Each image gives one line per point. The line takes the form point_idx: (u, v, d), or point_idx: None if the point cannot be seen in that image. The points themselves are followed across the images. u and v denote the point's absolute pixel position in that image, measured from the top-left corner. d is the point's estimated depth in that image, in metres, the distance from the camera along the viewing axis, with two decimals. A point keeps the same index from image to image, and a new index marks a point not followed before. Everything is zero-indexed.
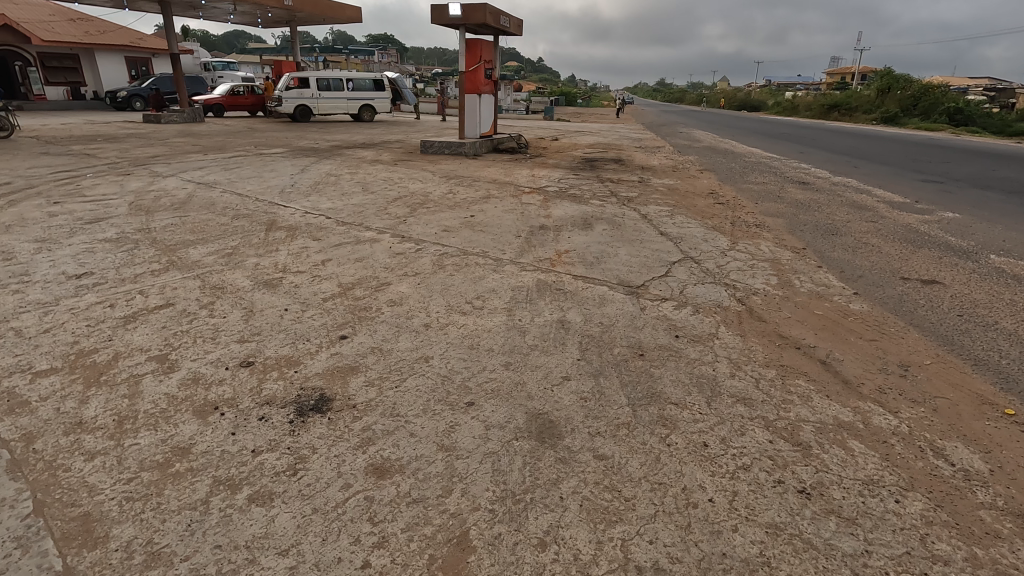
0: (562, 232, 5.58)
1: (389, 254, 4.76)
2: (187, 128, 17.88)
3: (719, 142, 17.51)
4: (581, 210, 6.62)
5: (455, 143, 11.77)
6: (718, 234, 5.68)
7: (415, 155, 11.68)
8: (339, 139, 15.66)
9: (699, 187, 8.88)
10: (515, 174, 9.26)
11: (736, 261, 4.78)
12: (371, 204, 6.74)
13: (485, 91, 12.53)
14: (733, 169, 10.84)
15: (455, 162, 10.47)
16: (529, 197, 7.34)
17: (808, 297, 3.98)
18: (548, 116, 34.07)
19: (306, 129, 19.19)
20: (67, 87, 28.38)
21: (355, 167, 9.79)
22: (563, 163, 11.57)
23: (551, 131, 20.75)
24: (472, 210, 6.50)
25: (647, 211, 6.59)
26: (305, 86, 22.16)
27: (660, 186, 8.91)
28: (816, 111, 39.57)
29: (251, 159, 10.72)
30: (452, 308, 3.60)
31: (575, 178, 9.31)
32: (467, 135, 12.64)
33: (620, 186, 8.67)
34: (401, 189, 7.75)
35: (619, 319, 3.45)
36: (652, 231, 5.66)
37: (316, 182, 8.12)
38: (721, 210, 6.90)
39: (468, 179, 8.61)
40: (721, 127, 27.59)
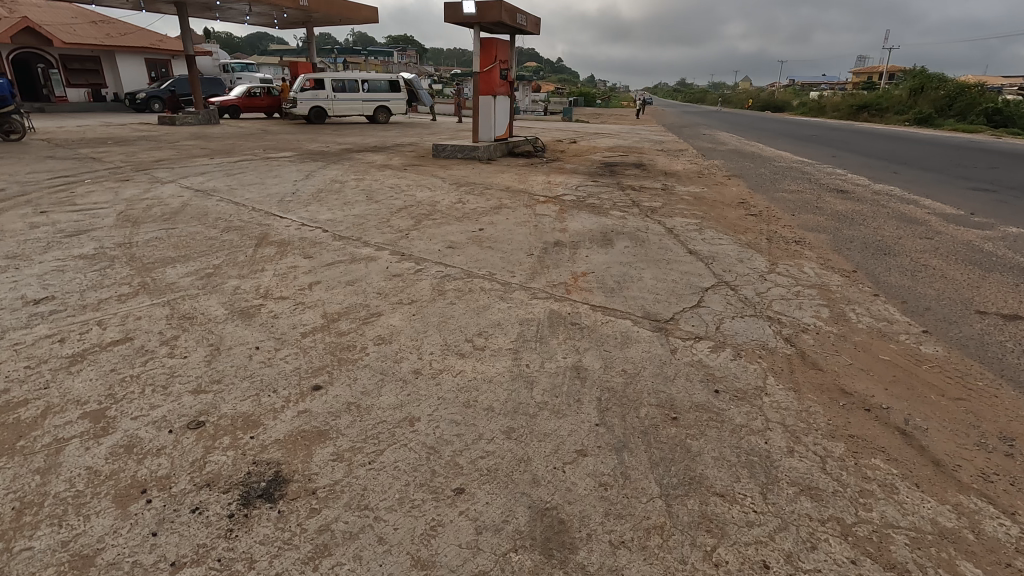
0: (579, 249, 5.04)
1: (384, 277, 4.27)
2: (200, 130, 17.72)
3: (746, 145, 16.75)
4: (600, 223, 6.08)
5: (468, 147, 11.29)
6: (754, 252, 5.09)
7: (427, 159, 11.22)
8: (351, 141, 15.30)
9: (728, 195, 8.26)
10: (529, 181, 8.75)
11: (778, 287, 4.19)
12: (373, 215, 6.28)
13: (500, 93, 12.03)
14: (763, 176, 10.18)
15: (467, 168, 9.99)
16: (543, 207, 6.81)
17: (869, 335, 3.39)
18: (566, 118, 33.45)
19: (320, 131, 18.90)
20: (88, 89, 28.68)
21: (363, 172, 9.36)
22: (581, 168, 11.02)
23: (569, 134, 20.17)
24: (482, 222, 6.00)
25: (673, 225, 6.01)
26: (320, 87, 21.90)
27: (685, 194, 8.32)
28: (844, 112, 38.33)
29: (257, 163, 10.38)
30: (448, 348, 3.09)
31: (594, 185, 8.76)
32: (481, 138, 12.15)
33: (642, 194, 8.10)
34: (408, 198, 7.29)
35: (646, 367, 2.89)
36: (680, 248, 5.09)
37: (318, 190, 7.70)
38: (754, 224, 6.30)
39: (480, 187, 8.12)
40: (746, 129, 26.72)
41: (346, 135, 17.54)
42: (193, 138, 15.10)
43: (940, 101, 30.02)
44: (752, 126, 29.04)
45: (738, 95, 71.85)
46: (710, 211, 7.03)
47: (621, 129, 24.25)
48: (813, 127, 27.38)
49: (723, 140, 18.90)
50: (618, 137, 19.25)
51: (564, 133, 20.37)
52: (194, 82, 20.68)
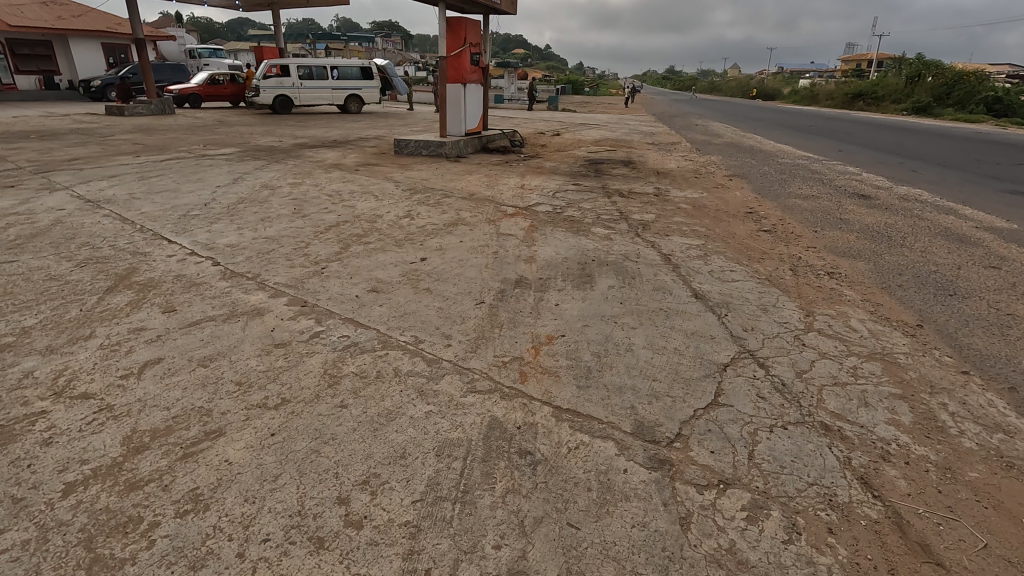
0: (547, 292, 3.77)
1: (259, 349, 2.96)
2: (147, 121, 16.15)
3: (743, 138, 15.49)
4: (578, 247, 4.81)
5: (434, 142, 9.93)
6: (779, 294, 3.85)
7: (387, 157, 9.85)
8: (310, 134, 13.84)
9: (731, 203, 7.02)
10: (499, 186, 7.45)
11: (825, 359, 2.95)
12: (292, 236, 4.96)
13: (472, 81, 10.69)
14: (769, 176, 8.96)
15: (430, 168, 8.65)
16: (510, 223, 5.54)
17: (987, 467, 2.16)
18: (552, 106, 31.98)
19: (282, 122, 17.40)
20: (39, 76, 26.85)
21: (305, 174, 8.01)
22: (562, 167, 9.73)
23: (553, 125, 18.81)
24: (428, 247, 4.70)
25: (669, 250, 4.75)
26: (285, 74, 20.28)
27: (681, 201, 7.06)
28: (838, 100, 37.22)
29: (186, 163, 8.95)
30: (301, 523, 1.81)
31: (575, 190, 7.48)
32: (450, 131, 10.78)
33: (630, 202, 6.83)
34: (345, 210, 5.96)
35: (638, 571, 1.64)
36: (681, 289, 3.83)
37: (239, 200, 6.34)
38: (770, 245, 5.08)
39: (439, 194, 6.81)
40: (739, 119, 25.50)
41: (309, 127, 16.05)
42: (133, 132, 13.59)
43: (939, 89, 28.96)
44: (745, 115, 27.78)
45: (729, 82, 70.58)
46: (713, 226, 5.78)
47: (609, 119, 22.93)
48: (809, 117, 26.21)
49: (718, 131, 17.64)
50: (605, 129, 17.93)
51: (548, 124, 19.01)
52: (146, 69, 18.99)
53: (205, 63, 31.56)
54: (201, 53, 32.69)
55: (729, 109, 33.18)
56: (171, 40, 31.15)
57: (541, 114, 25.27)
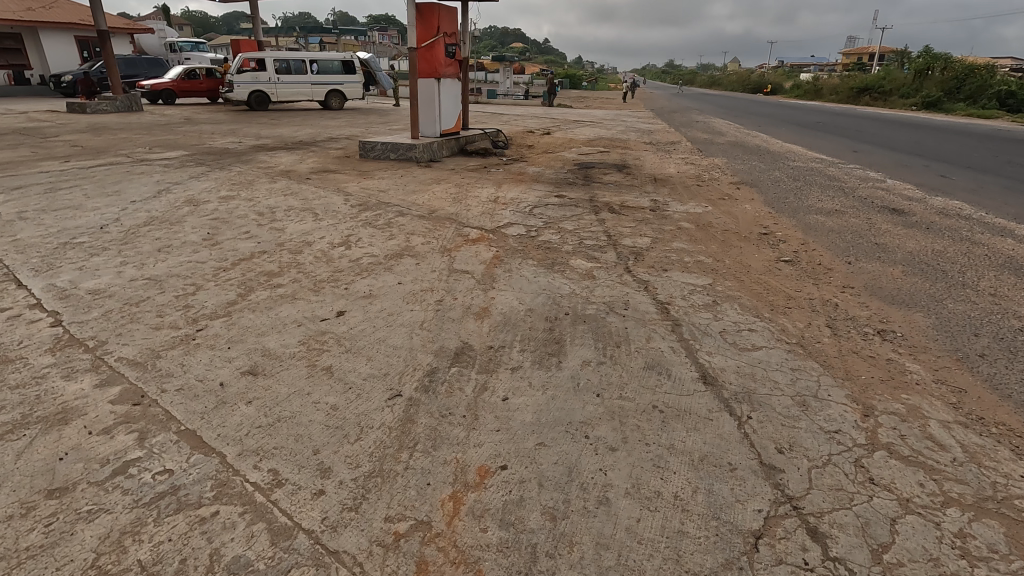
0: (496, 371, 2.70)
1: (13, 504, 1.86)
2: (107, 120, 15.04)
3: (748, 136, 14.38)
4: (549, 290, 3.72)
5: (403, 145, 8.83)
6: (819, 372, 2.78)
7: (349, 162, 8.73)
8: (277, 134, 12.72)
9: (740, 220, 5.95)
10: (469, 199, 6.36)
11: (912, 517, 1.87)
12: (183, 276, 3.88)
13: (448, 76, 9.59)
14: (780, 184, 7.89)
15: (394, 177, 7.56)
16: (469, 253, 4.46)
17: None
18: (546, 102, 30.75)
19: (254, 121, 16.26)
20: (9, 70, 25.69)
21: (245, 185, 6.91)
22: (547, 172, 8.66)
23: (544, 122, 17.68)
24: (354, 293, 3.62)
25: (668, 295, 3.68)
26: (260, 68, 19.09)
27: (681, 217, 5.98)
28: (843, 94, 36.02)
29: (115, 170, 7.84)
30: None
31: (557, 203, 6.39)
32: (424, 132, 9.64)
33: (620, 220, 5.74)
34: (270, 234, 4.86)
35: None
36: (683, 368, 2.76)
37: (146, 222, 5.23)
38: (795, 285, 4.01)
39: (393, 210, 5.72)
40: (742, 114, 24.34)
41: (280, 126, 14.90)
42: (81, 132, 12.42)
43: (948, 83, 27.78)
44: (747, 110, 26.62)
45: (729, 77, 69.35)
46: (721, 254, 4.70)
47: (604, 115, 21.80)
48: (815, 113, 25.09)
49: (720, 129, 16.52)
50: (599, 127, 16.80)
51: (538, 122, 17.87)
52: (110, 63, 17.78)
53: (185, 56, 30.25)
54: (182, 46, 31.46)
55: (730, 104, 32.00)
56: (150, 33, 29.85)
57: (534, 110, 24.09)
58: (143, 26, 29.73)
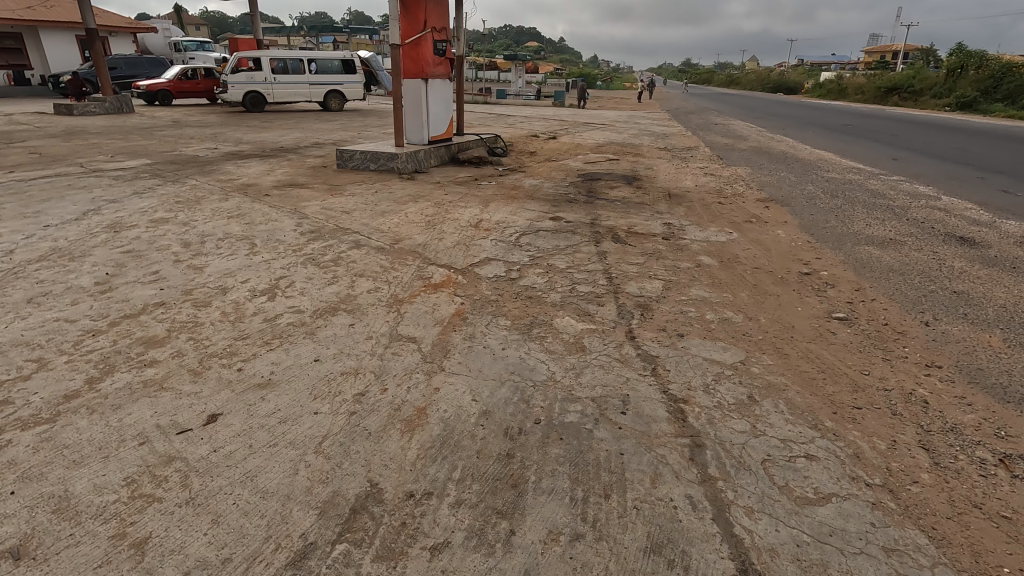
0: (406, 556, 1.68)
1: None
2: (90, 123, 14.27)
3: (772, 142, 13.19)
4: (518, 375, 2.69)
5: (384, 154, 7.84)
6: (931, 557, 1.72)
7: (323, 173, 7.77)
8: (261, 139, 11.82)
9: (775, 252, 4.86)
10: (445, 223, 5.35)
11: None
12: (33, 345, 2.91)
13: (437, 77, 8.59)
14: (816, 202, 6.76)
15: (367, 193, 6.58)
16: (424, 307, 3.44)
17: None
18: (557, 103, 29.62)
19: (245, 124, 15.44)
20: (9, 71, 25.25)
21: (191, 203, 5.96)
22: (546, 185, 7.63)
23: (552, 124, 16.63)
24: (247, 379, 2.62)
25: (683, 383, 2.64)
26: (256, 68, 18.28)
27: (701, 248, 4.90)
28: (869, 94, 34.39)
29: (56, 183, 6.95)
30: None
31: (551, 229, 5.36)
32: (411, 138, 8.66)
33: (625, 252, 4.69)
34: (183, 276, 3.90)
35: None
36: (709, 551, 1.71)
37: (45, 255, 4.30)
38: (859, 363, 2.95)
39: (349, 240, 4.73)
40: (763, 115, 23.02)
41: (269, 130, 14.06)
42: (52, 136, 11.61)
43: (985, 82, 26.14)
44: (769, 112, 25.28)
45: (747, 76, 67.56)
46: (753, 308, 3.64)
47: (617, 117, 20.71)
48: (841, 114, 23.70)
49: (741, 133, 15.33)
50: (610, 130, 15.70)
51: (545, 124, 16.83)
52: (99, 62, 17.07)
53: (189, 55, 29.65)
54: (186, 46, 30.87)
55: (751, 104, 30.61)
56: (153, 32, 29.30)
57: (543, 111, 23.03)
58: (146, 25, 29.19)
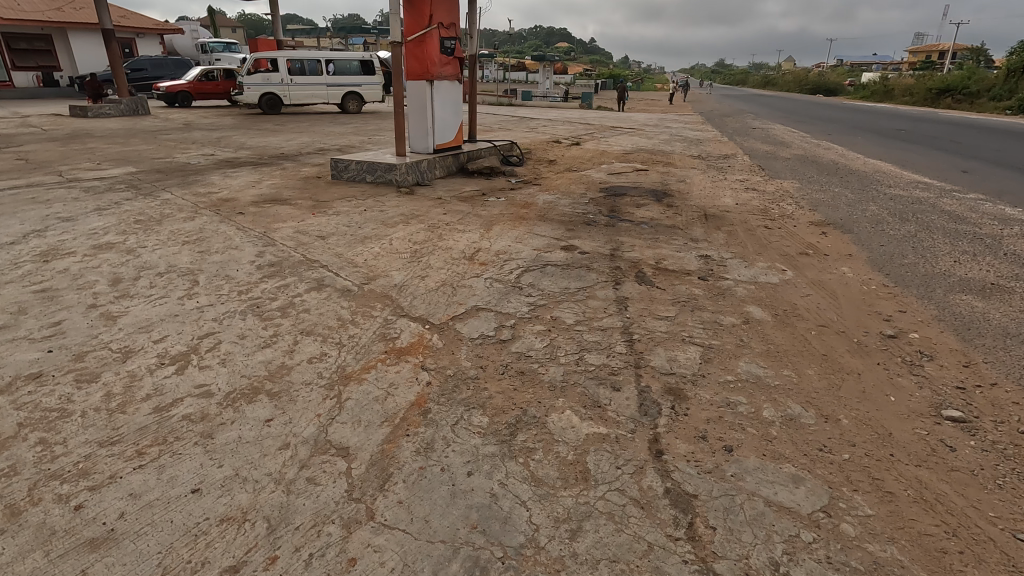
0: None
1: None
2: (98, 126, 13.90)
3: (818, 150, 11.98)
4: (482, 534, 1.77)
5: (382, 165, 7.02)
6: None
7: (314, 186, 6.99)
8: (265, 144, 11.18)
9: (844, 301, 3.83)
10: (434, 254, 4.47)
11: None
12: None
13: (445, 78, 7.72)
14: (883, 228, 5.66)
15: (355, 212, 5.75)
16: (375, 390, 2.55)
17: None
18: (585, 105, 28.51)
19: (256, 127, 14.89)
20: (39, 72, 25.48)
21: (150, 223, 5.22)
22: (562, 202, 6.69)
23: (576, 129, 15.65)
24: (81, 527, 1.78)
25: (737, 561, 1.69)
26: (272, 69, 17.78)
27: (747, 294, 3.91)
28: (919, 96, 32.28)
29: (20, 195, 6.32)
30: None
31: (562, 263, 4.43)
32: (415, 147, 7.84)
33: (652, 300, 3.73)
34: (90, 328, 3.11)
35: None
36: None
37: None
38: (1006, 515, 1.96)
39: (311, 278, 3.89)
40: (805, 119, 21.59)
41: (278, 134, 13.46)
42: (52, 140, 11.19)
43: None
44: (811, 115, 23.75)
45: (785, 77, 65.13)
46: (829, 397, 2.66)
47: (646, 121, 19.59)
48: (891, 118, 22.01)
49: (783, 139, 14.11)
50: (639, 136, 14.63)
51: (569, 128, 15.83)
52: (115, 63, 16.78)
53: (214, 56, 29.56)
54: (212, 46, 30.84)
55: (792, 106, 28.97)
56: (180, 33, 29.33)
57: (569, 113, 22.00)
58: (172, 26, 29.22)
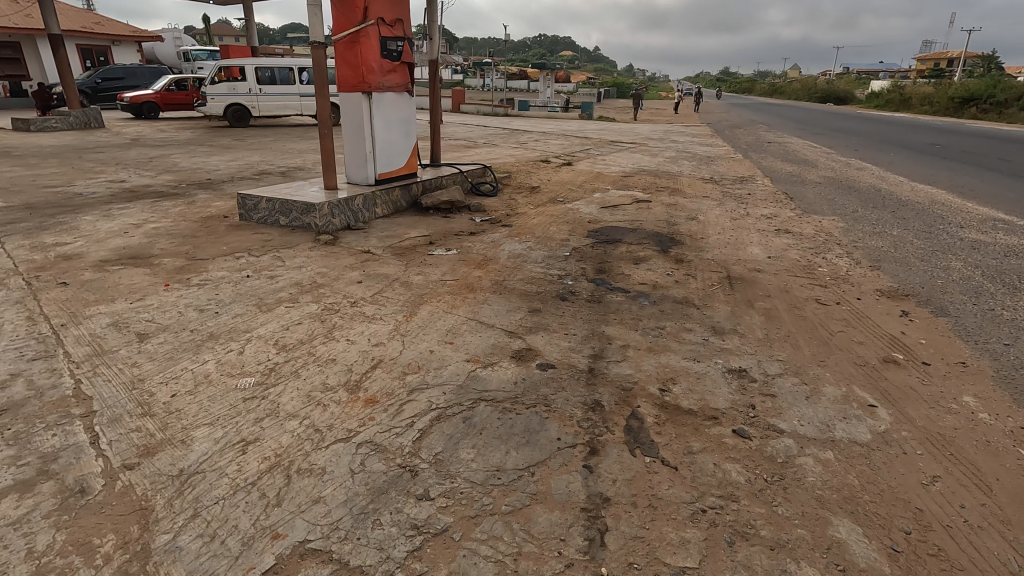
0: None
1: None
2: (32, 143, 12.35)
3: (850, 172, 10.27)
4: None
5: (298, 204, 5.33)
6: None
7: (210, 232, 5.32)
8: (200, 166, 9.54)
9: (1012, 503, 2.08)
10: (298, 380, 2.74)
11: None
12: None
13: (390, 89, 6.01)
14: (990, 305, 3.92)
15: (231, 280, 4.06)
16: None
17: None
18: (586, 116, 26.81)
19: (213, 143, 13.33)
20: (7, 82, 24.07)
21: None
22: (533, 255, 4.98)
23: (572, 144, 14.00)
24: None
25: None
26: (239, 78, 16.24)
27: (828, 482, 2.16)
28: (940, 104, 30.41)
29: None
30: None
31: (506, 394, 2.70)
32: (351, 178, 6.19)
33: (653, 510, 1.98)
34: None
35: None
36: None
37: None
38: None
39: (37, 452, 2.16)
40: (823, 131, 19.86)
41: (230, 151, 11.86)
42: None
43: None
44: (830, 126, 22.02)
45: (793, 85, 63.40)
46: None
47: (650, 134, 17.83)
48: (917, 130, 20.17)
49: (806, 156, 12.42)
50: (642, 152, 12.96)
51: (562, 144, 14.14)
52: (65, 73, 15.28)
53: (195, 64, 28.12)
54: (195, 54, 29.40)
55: (806, 117, 27.27)
56: (160, 41, 27.94)
57: (567, 125, 20.34)
58: (151, 33, 27.80)
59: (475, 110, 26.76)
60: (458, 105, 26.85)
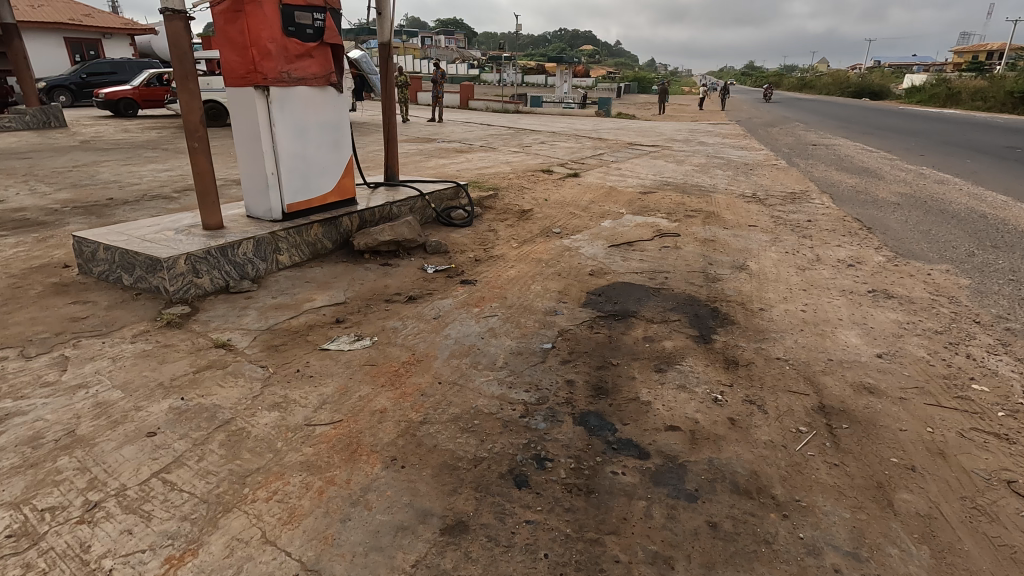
0: None
1: None
2: None
3: (930, 187, 8.16)
4: None
5: (141, 257, 3.50)
6: None
7: (12, 297, 3.54)
8: (121, 178, 7.78)
9: None
10: None
11: None
12: None
13: (302, 82, 4.15)
14: None
15: None
16: None
17: None
18: (604, 113, 24.66)
19: (172, 146, 11.66)
20: None
21: None
22: (491, 351, 3.08)
23: (583, 148, 12.05)
24: None
25: None
26: None
27: None
28: (997, 99, 27.60)
29: None
30: None
31: None
32: (252, 211, 4.36)
33: None
34: None
35: None
36: None
37: None
38: None
39: None
40: (870, 130, 17.53)
41: (180, 157, 10.13)
42: None
43: None
44: (876, 124, 19.62)
45: (825, 79, 60.12)
46: None
47: (674, 134, 15.76)
48: (980, 129, 17.73)
49: (864, 164, 10.30)
50: (665, 158, 10.96)
51: (571, 148, 12.16)
52: (20, 67, 13.73)
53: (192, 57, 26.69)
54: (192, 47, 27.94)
55: (846, 114, 24.79)
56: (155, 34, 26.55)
57: (580, 124, 18.33)
58: (144, 25, 26.36)
59: (484, 106, 24.80)
60: (465, 101, 24.89)
